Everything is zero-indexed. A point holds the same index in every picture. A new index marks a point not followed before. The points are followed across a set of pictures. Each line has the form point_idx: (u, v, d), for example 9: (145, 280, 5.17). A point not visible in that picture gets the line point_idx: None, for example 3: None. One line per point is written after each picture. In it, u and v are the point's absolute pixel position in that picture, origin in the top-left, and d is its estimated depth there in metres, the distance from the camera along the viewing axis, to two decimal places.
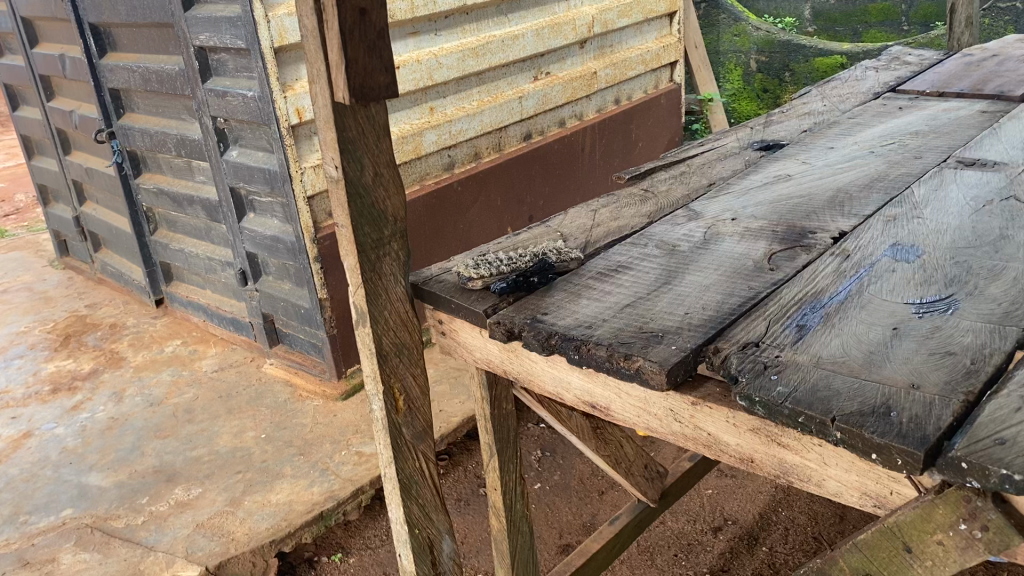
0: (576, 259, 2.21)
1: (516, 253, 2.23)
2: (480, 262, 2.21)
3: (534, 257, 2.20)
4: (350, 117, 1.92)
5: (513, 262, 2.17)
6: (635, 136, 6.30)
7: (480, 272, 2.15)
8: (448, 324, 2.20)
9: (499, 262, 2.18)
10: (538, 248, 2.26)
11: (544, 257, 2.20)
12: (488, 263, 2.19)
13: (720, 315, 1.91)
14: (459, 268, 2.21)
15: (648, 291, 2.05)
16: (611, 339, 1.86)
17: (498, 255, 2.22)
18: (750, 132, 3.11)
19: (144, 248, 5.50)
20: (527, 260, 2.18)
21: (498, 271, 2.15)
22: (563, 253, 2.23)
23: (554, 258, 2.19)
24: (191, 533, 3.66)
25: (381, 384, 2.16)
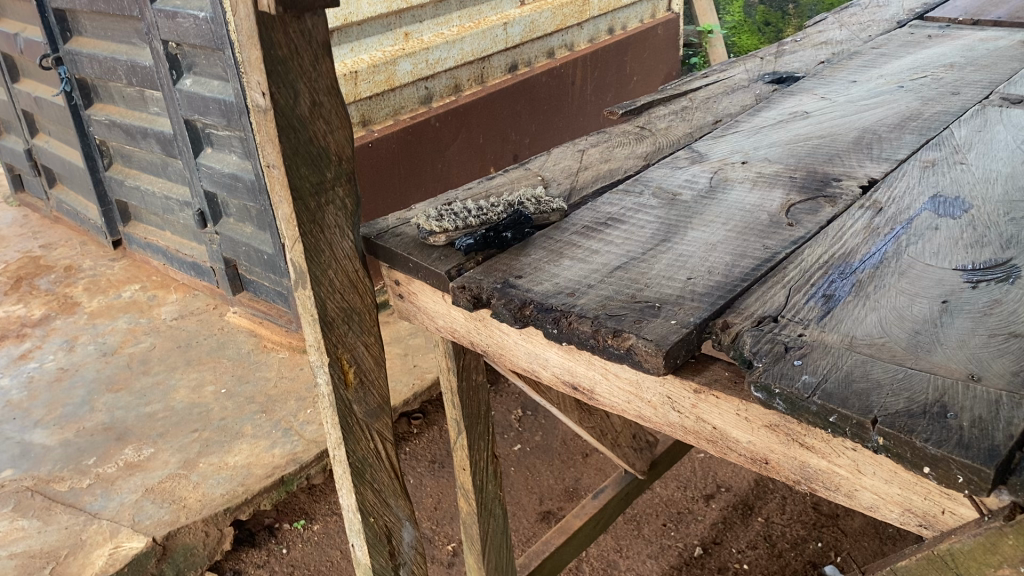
0: (557, 210, 1.88)
1: (487, 203, 1.89)
2: (444, 213, 1.87)
3: (508, 208, 1.86)
4: (278, 30, 1.55)
5: (483, 214, 1.84)
6: (629, 70, 5.89)
7: (444, 224, 1.81)
8: (405, 285, 1.87)
9: (466, 213, 1.85)
10: (512, 197, 1.92)
11: (519, 209, 1.87)
12: (453, 215, 1.85)
13: (729, 281, 1.58)
14: (417, 220, 1.87)
15: (643, 250, 1.72)
16: (597, 311, 1.54)
17: (465, 205, 1.89)
18: (761, 63, 2.74)
19: (98, 185, 5.12)
20: (499, 212, 1.85)
21: (466, 224, 1.81)
22: (541, 203, 1.89)
23: (532, 209, 1.85)
24: (140, 500, 3.38)
25: (326, 355, 1.84)
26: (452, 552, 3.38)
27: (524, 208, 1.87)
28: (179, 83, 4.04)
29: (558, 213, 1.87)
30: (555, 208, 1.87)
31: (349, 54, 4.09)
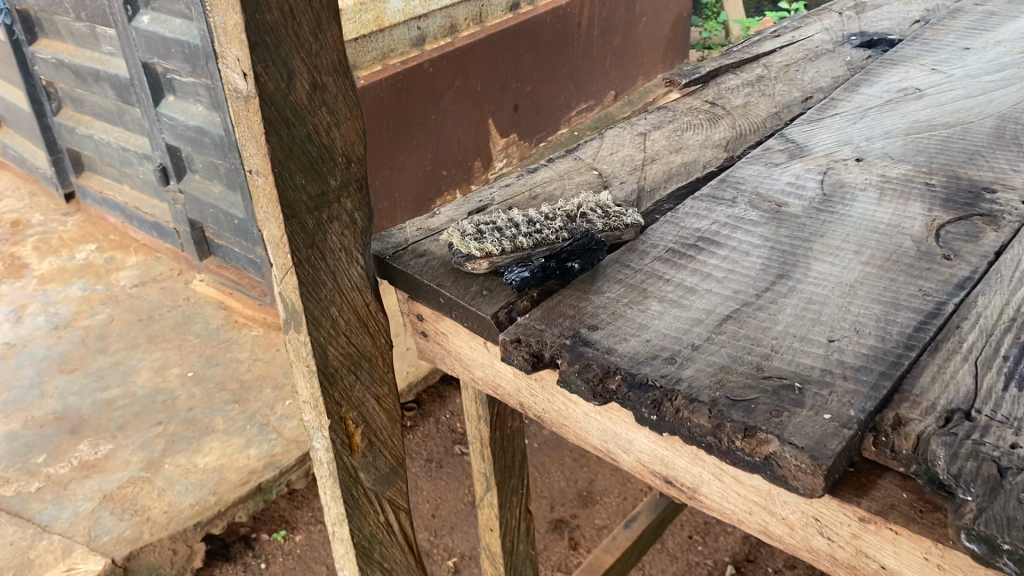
0: (630, 225, 1.44)
1: (538, 216, 1.45)
2: (484, 230, 1.42)
3: (569, 227, 1.42)
4: None
5: (536, 234, 1.39)
6: (639, 10, 5.36)
7: (487, 246, 1.36)
8: (431, 322, 1.42)
9: (514, 231, 1.40)
10: (569, 206, 1.48)
11: (582, 225, 1.43)
12: (497, 233, 1.40)
13: (890, 346, 1.16)
14: (446, 238, 1.42)
15: (758, 291, 1.29)
16: (714, 391, 1.11)
17: (509, 220, 1.44)
18: (841, 19, 2.28)
19: (47, 132, 4.55)
20: (556, 229, 1.41)
21: (516, 247, 1.37)
22: (609, 216, 1.45)
23: (600, 227, 1.41)
24: (96, 509, 2.94)
25: (327, 417, 1.40)
26: (453, 568, 3.00)
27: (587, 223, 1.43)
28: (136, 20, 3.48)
29: (632, 229, 1.43)
30: (628, 222, 1.43)
31: None
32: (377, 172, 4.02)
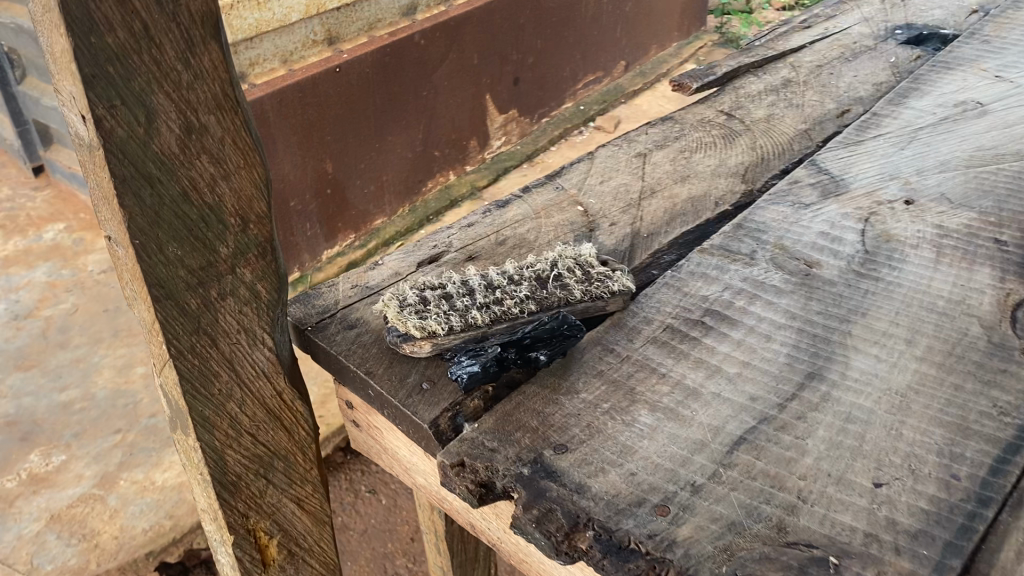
0: (617, 293, 1.13)
1: (500, 278, 1.14)
2: (429, 298, 1.11)
3: (540, 297, 1.11)
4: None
5: (494, 308, 1.09)
6: None
7: (428, 325, 1.05)
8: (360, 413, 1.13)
9: (467, 302, 1.10)
10: (542, 262, 1.17)
11: (554, 292, 1.12)
12: (445, 304, 1.10)
13: (960, 498, 0.86)
14: (380, 305, 1.11)
15: (780, 402, 0.98)
16: (719, 566, 0.81)
17: (463, 285, 1.13)
18: (883, 7, 1.93)
19: (12, 101, 4.27)
20: (521, 300, 1.10)
21: (467, 327, 1.06)
22: (590, 280, 1.14)
23: (578, 298, 1.11)
24: (41, 532, 2.69)
25: (231, 535, 1.13)
26: None
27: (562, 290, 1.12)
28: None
29: (619, 297, 1.12)
30: (614, 289, 1.12)
31: None
32: (362, 154, 3.68)
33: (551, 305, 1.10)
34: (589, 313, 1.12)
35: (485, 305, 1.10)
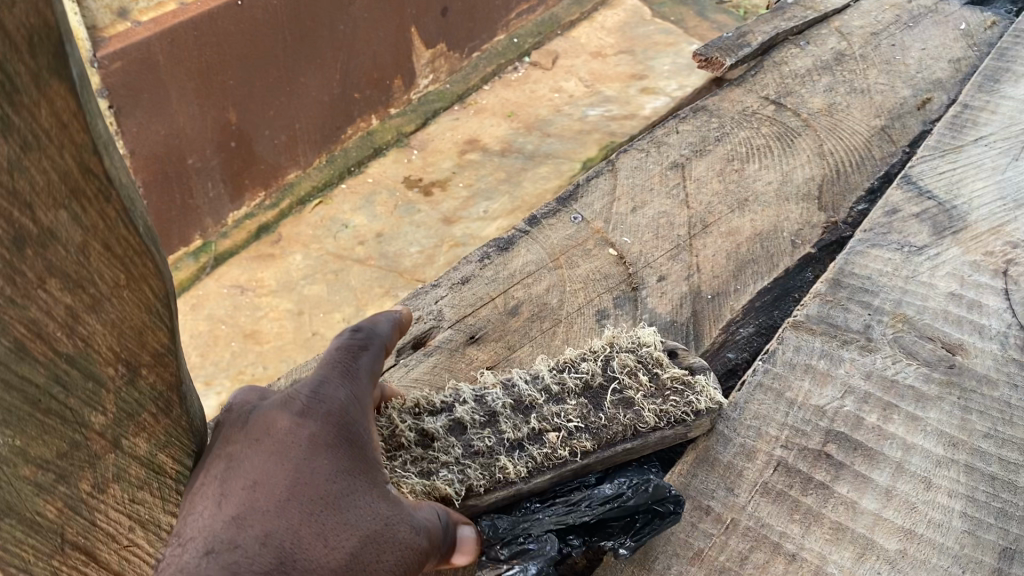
0: (702, 412, 0.76)
1: (533, 393, 0.76)
2: (429, 433, 0.74)
3: (597, 424, 0.74)
4: None
5: (532, 450, 0.72)
6: None
7: (437, 488, 0.69)
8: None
9: (489, 439, 0.73)
10: (588, 363, 0.78)
11: (614, 414, 0.75)
12: (457, 446, 0.73)
13: None
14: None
15: None
16: None
17: (476, 406, 0.76)
18: None
19: None
20: (570, 435, 0.73)
21: (493, 488, 0.70)
22: (663, 392, 0.77)
23: (650, 426, 0.74)
24: None
25: None
26: None
27: (625, 411, 0.75)
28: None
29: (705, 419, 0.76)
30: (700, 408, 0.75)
31: None
32: (269, 101, 2.83)
33: (614, 440, 0.73)
34: (662, 444, 0.75)
35: (516, 444, 0.73)
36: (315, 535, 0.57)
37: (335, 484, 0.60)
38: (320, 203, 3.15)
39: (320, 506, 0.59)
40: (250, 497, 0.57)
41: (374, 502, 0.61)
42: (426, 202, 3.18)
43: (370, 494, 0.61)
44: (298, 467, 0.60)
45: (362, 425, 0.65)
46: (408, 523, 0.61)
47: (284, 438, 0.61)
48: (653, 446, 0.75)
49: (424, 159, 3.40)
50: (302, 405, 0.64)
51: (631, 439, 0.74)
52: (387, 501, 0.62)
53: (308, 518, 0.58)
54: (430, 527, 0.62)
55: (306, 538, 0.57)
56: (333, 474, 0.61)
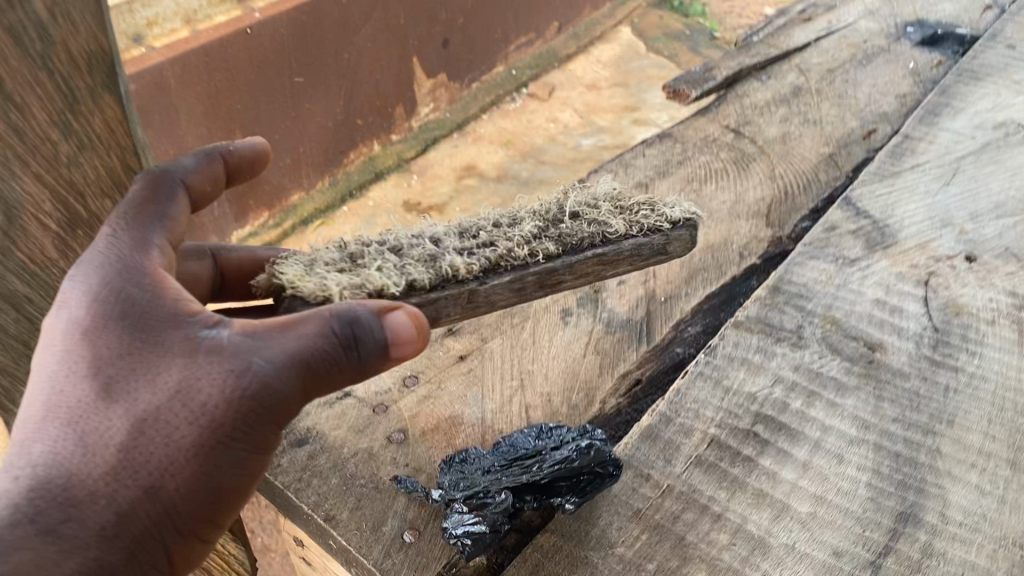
0: (678, 225, 0.85)
1: (475, 223, 0.80)
2: (352, 256, 0.74)
3: (554, 240, 0.79)
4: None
5: (481, 250, 0.75)
6: None
7: (369, 284, 0.69)
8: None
9: (428, 251, 0.74)
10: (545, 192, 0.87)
11: (579, 223, 0.82)
12: (392, 255, 0.73)
13: None
14: (264, 277, 0.71)
15: (871, 560, 0.76)
16: None
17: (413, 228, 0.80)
18: None
19: None
20: (524, 239, 0.78)
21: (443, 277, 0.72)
22: (632, 207, 0.86)
23: (618, 233, 0.82)
24: None
25: None
26: None
27: (588, 225, 0.82)
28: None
29: (684, 232, 0.85)
30: (675, 216, 0.85)
31: None
32: (275, 125, 2.96)
33: (582, 246, 0.80)
34: (636, 249, 0.83)
35: (464, 250, 0.76)
36: (87, 448, 0.61)
37: (108, 379, 0.62)
38: (321, 224, 3.28)
39: (89, 411, 0.61)
40: (19, 430, 0.62)
41: (168, 370, 0.62)
42: None
43: (165, 367, 0.62)
44: (68, 374, 0.62)
45: (153, 289, 0.65)
46: (203, 386, 0.62)
47: (60, 333, 0.63)
48: (629, 255, 0.82)
49: (423, 183, 3.53)
50: (88, 282, 0.65)
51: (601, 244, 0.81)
52: (200, 359, 0.63)
53: (79, 430, 0.61)
54: (250, 373, 0.62)
55: (84, 449, 0.60)
56: (110, 365, 0.62)
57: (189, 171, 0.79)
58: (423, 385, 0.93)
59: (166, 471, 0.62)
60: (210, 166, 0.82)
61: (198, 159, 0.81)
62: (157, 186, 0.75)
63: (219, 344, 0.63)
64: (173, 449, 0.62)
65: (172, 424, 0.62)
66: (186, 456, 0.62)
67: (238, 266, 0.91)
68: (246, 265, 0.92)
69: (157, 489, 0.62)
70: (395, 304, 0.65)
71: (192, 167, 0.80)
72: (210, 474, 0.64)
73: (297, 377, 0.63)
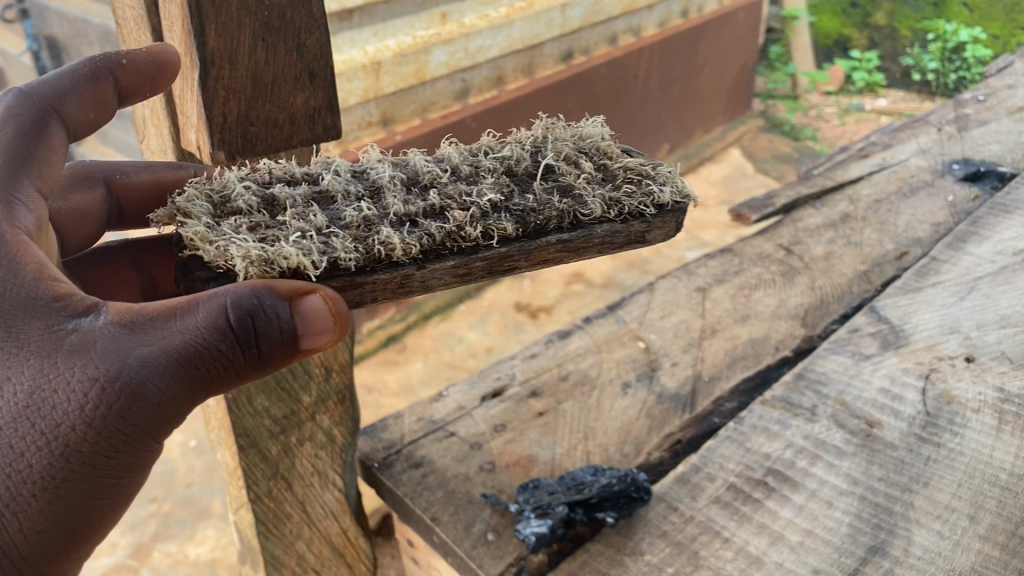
0: (662, 209, 0.93)
1: (433, 175, 0.96)
2: (282, 201, 0.90)
3: (504, 212, 0.90)
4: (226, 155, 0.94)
5: (426, 227, 0.85)
6: (702, 61, 4.74)
7: (282, 262, 0.80)
8: (162, 284, 1.14)
9: (367, 217, 0.87)
10: (520, 151, 1.01)
11: (548, 201, 0.91)
12: (325, 221, 0.86)
13: None
14: (165, 212, 0.85)
15: None
16: None
17: (358, 187, 0.93)
18: (940, 138, 1.98)
19: None
20: (477, 218, 0.88)
21: (372, 255, 0.82)
22: (619, 183, 0.95)
23: (585, 215, 0.90)
24: None
25: None
26: None
27: (562, 201, 0.91)
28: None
29: (670, 217, 0.93)
30: (663, 200, 0.92)
31: (371, 39, 2.86)
32: None
33: (549, 228, 0.89)
34: (617, 226, 0.91)
35: (408, 218, 0.88)
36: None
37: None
38: (442, 319, 3.64)
39: None
40: None
41: (35, 368, 0.76)
42: (532, 324, 3.61)
43: (32, 369, 0.76)
44: None
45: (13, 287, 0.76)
46: (69, 385, 0.76)
47: None
48: (603, 237, 0.91)
49: (535, 287, 3.88)
50: None
51: (570, 227, 0.90)
52: (63, 358, 0.75)
53: None
54: (109, 373, 0.75)
55: None
56: None
57: (68, 96, 0.91)
58: (510, 431, 1.23)
59: (52, 450, 0.79)
60: (96, 94, 0.93)
61: (82, 83, 0.92)
62: (36, 119, 0.88)
63: (78, 343, 0.75)
64: (58, 430, 0.78)
65: (53, 413, 0.77)
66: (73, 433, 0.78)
67: (126, 189, 1.08)
68: (130, 188, 1.08)
69: (50, 468, 0.79)
70: (313, 287, 0.77)
71: (73, 90, 0.92)
72: (98, 456, 0.81)
73: (156, 369, 0.76)
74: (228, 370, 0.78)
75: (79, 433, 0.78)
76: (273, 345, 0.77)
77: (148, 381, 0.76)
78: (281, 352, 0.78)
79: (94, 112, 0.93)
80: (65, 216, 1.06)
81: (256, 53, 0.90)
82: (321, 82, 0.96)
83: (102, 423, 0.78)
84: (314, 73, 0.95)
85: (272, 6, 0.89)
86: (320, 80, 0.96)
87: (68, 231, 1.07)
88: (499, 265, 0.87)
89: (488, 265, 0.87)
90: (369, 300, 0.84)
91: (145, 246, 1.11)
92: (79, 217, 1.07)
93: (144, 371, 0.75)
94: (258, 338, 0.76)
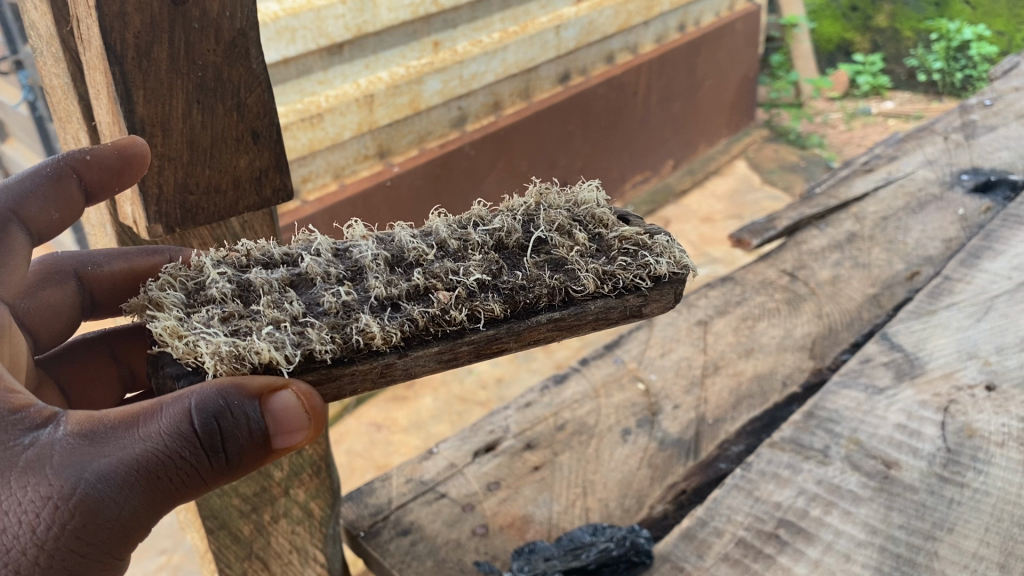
0: (661, 281, 0.86)
1: (421, 251, 0.90)
2: (253, 286, 0.85)
3: (490, 289, 0.83)
4: (165, 222, 0.89)
5: (408, 312, 0.79)
6: (701, 74, 4.67)
7: (256, 358, 0.73)
8: (140, 374, 1.08)
9: (347, 302, 0.81)
10: (511, 221, 0.95)
11: (538, 277, 0.85)
12: (301, 309, 0.80)
13: None
14: (135, 300, 0.83)
15: None
16: None
17: (338, 269, 0.87)
18: (947, 147, 1.91)
19: None
20: (462, 299, 0.81)
21: (353, 348, 0.76)
22: (615, 255, 0.88)
23: (575, 287, 0.84)
24: None
25: None
26: None
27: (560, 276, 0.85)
28: (17, 49, 2.57)
29: (668, 289, 0.86)
30: (660, 272, 0.85)
31: (363, 71, 2.76)
32: None
33: (538, 306, 0.82)
34: (609, 301, 0.84)
35: (391, 302, 0.82)
36: None
37: None
38: None
39: None
40: None
41: None
42: (541, 351, 3.51)
43: None
44: None
45: None
46: (15, 507, 0.66)
47: None
48: (596, 314, 0.84)
49: None
50: None
51: (562, 305, 0.83)
52: (13, 477, 0.65)
53: None
54: (63, 491, 0.66)
55: None
56: None
57: (30, 199, 0.87)
58: (504, 489, 1.16)
59: None
60: (59, 193, 0.88)
61: (44, 184, 0.88)
62: None
63: (26, 461, 0.65)
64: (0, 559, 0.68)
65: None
66: (19, 561, 0.68)
67: (96, 281, 0.99)
68: (102, 280, 0.99)
69: None
70: (287, 381, 0.70)
71: (36, 192, 0.87)
72: None
73: (119, 484, 0.67)
74: (194, 478, 0.70)
75: (30, 557, 0.68)
76: (243, 449, 0.70)
77: (109, 497, 0.67)
78: (249, 455, 0.71)
79: (59, 211, 0.89)
80: (34, 316, 0.98)
81: (191, 117, 0.85)
82: (267, 142, 0.92)
83: (54, 546, 0.68)
84: (258, 132, 0.91)
85: (206, 67, 0.83)
86: (265, 139, 0.91)
87: (39, 329, 0.99)
88: (487, 349, 0.80)
89: (475, 348, 0.80)
90: (348, 392, 0.78)
91: (119, 333, 1.05)
92: (50, 313, 0.99)
93: (105, 486, 0.66)
94: (224, 442, 0.69)
